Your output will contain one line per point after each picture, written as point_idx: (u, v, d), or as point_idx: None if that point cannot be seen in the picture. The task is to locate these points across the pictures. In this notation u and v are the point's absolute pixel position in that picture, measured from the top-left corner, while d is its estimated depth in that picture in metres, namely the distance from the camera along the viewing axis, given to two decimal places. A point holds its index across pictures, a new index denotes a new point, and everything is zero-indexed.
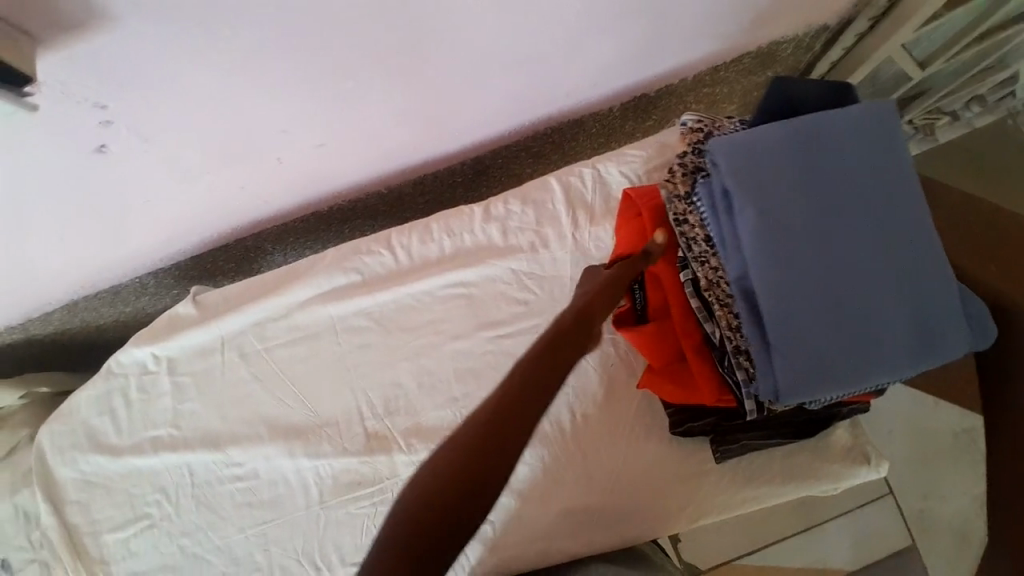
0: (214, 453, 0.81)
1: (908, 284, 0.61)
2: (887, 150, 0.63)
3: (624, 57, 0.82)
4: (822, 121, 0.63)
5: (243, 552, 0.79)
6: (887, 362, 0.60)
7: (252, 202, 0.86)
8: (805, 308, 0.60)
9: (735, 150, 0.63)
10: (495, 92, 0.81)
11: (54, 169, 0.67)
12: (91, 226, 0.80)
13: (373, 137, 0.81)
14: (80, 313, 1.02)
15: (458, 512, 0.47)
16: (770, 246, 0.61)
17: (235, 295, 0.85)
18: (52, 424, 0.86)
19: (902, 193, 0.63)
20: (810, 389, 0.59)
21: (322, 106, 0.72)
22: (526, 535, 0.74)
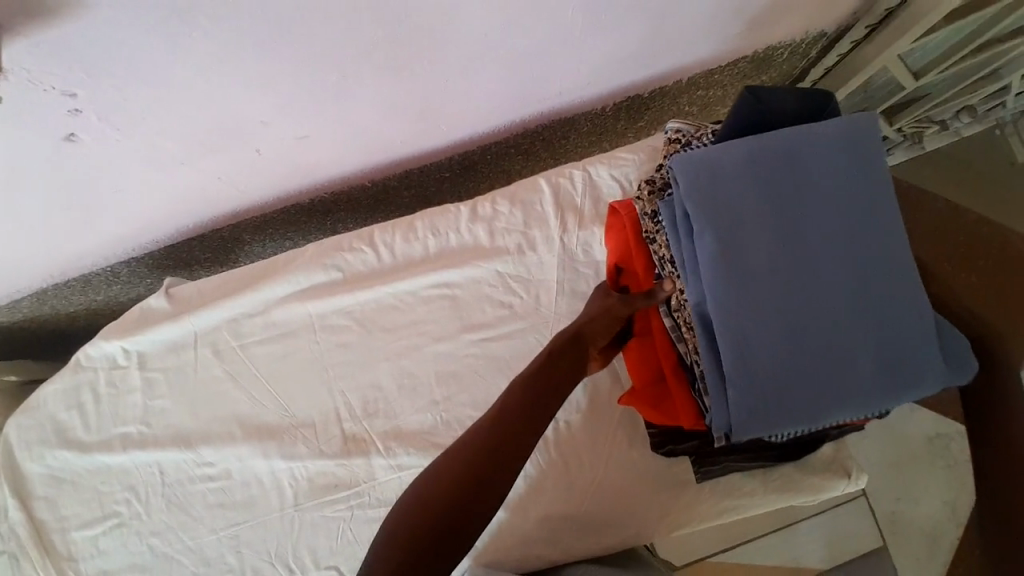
0: (186, 453, 0.79)
1: (875, 314, 0.58)
2: (860, 168, 0.59)
3: (621, 55, 0.80)
4: (790, 138, 0.60)
5: (214, 553, 0.77)
6: (850, 398, 0.57)
7: (231, 193, 0.84)
8: (762, 340, 0.58)
9: (695, 169, 0.60)
10: (489, 88, 0.79)
11: (20, 159, 0.65)
12: (60, 216, 0.78)
13: (358, 130, 0.79)
14: (49, 301, 0.99)
15: (451, 517, 0.55)
16: (727, 272, 0.58)
17: (210, 289, 0.82)
18: (19, 417, 0.85)
19: (874, 214, 0.59)
20: (764, 423, 0.57)
21: (308, 95, 0.69)
22: (505, 542, 0.74)
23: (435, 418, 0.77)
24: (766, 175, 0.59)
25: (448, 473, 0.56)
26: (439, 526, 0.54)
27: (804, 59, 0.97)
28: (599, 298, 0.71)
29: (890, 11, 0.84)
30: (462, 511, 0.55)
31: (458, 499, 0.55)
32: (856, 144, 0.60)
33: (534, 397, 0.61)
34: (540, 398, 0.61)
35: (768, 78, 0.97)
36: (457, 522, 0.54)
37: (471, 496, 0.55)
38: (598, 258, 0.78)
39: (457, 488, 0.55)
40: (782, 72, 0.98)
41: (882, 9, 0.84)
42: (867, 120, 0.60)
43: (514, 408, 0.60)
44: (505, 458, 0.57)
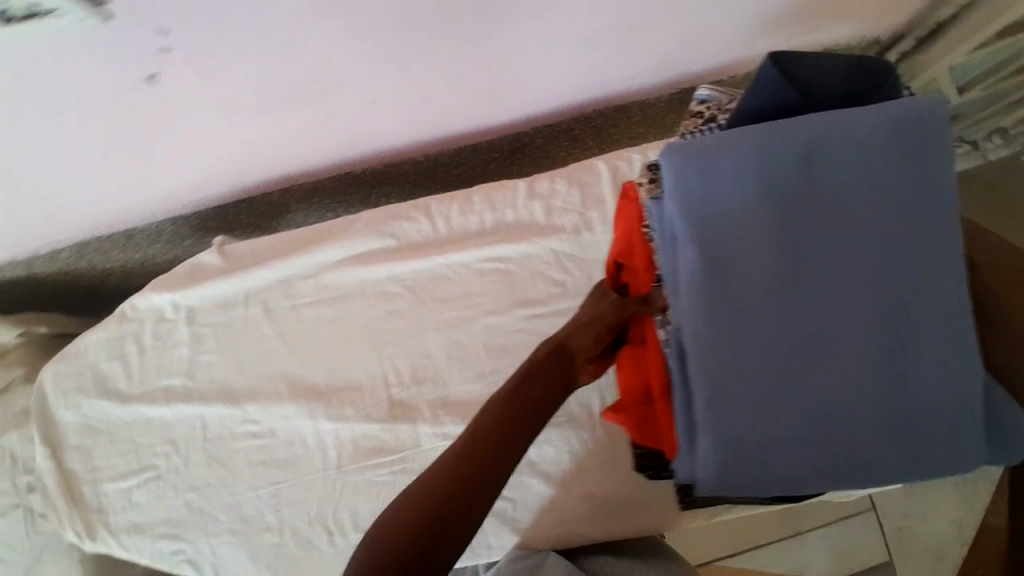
0: (231, 409, 0.79)
1: (881, 369, 0.50)
2: (897, 173, 0.50)
3: (688, 44, 0.82)
4: (813, 129, 0.50)
5: (253, 511, 0.78)
6: (834, 464, 0.51)
7: (291, 156, 0.84)
8: (742, 386, 0.51)
9: (687, 167, 0.51)
10: (558, 66, 0.80)
11: (97, 95, 0.65)
12: (120, 163, 0.77)
13: (424, 101, 0.79)
14: (88, 255, 0.99)
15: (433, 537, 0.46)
16: (710, 300, 0.51)
17: (263, 249, 0.82)
18: (57, 365, 0.84)
19: (905, 232, 0.50)
20: (731, 478, 0.51)
21: (390, 55, 0.69)
22: (550, 518, 0.75)
23: (483, 389, 0.77)
24: (769, 192, 0.51)
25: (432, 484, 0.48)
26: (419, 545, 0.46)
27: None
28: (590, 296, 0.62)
29: (940, 24, 0.86)
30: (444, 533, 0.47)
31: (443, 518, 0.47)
32: (889, 160, 0.50)
33: (518, 409, 0.52)
34: (526, 407, 0.53)
35: None
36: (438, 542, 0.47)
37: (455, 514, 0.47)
38: None
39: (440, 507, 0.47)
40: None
41: (933, 22, 0.86)
42: (911, 123, 0.50)
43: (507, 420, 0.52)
44: (484, 474, 0.49)
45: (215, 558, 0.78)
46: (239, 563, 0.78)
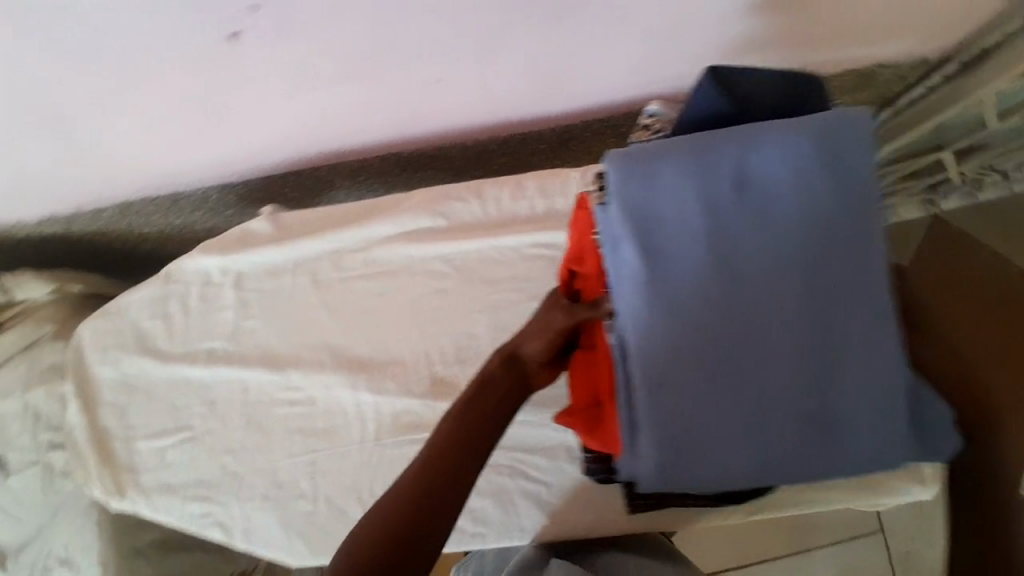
0: (273, 375, 0.81)
1: (808, 368, 0.54)
2: (827, 187, 0.53)
3: (747, 44, 0.82)
4: (749, 145, 0.53)
5: (287, 477, 0.79)
6: (763, 455, 0.55)
7: (348, 131, 0.85)
8: (681, 384, 0.54)
9: (628, 176, 0.54)
10: (619, 57, 0.80)
11: (180, 49, 0.67)
12: (182, 122, 0.79)
13: (485, 83, 0.80)
14: (130, 217, 0.99)
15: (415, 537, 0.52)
16: (653, 300, 0.54)
17: (315, 220, 0.83)
18: (97, 321, 0.84)
19: (828, 239, 0.53)
20: (672, 469, 0.55)
21: (464, 32, 0.70)
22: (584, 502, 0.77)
23: None
24: (708, 200, 0.54)
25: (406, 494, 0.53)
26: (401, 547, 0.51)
27: (888, 90, 0.99)
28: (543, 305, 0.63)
29: (986, 49, 0.85)
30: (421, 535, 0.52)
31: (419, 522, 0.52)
32: (816, 166, 0.53)
33: (472, 429, 0.57)
34: (482, 425, 0.57)
35: (860, 98, 0.99)
36: (418, 542, 0.52)
37: (428, 517, 0.53)
38: None
39: (414, 514, 0.52)
40: (878, 94, 0.99)
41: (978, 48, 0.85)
42: (831, 129, 0.53)
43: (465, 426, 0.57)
44: (445, 491, 0.53)
45: (245, 523, 0.79)
46: (270, 528, 0.78)
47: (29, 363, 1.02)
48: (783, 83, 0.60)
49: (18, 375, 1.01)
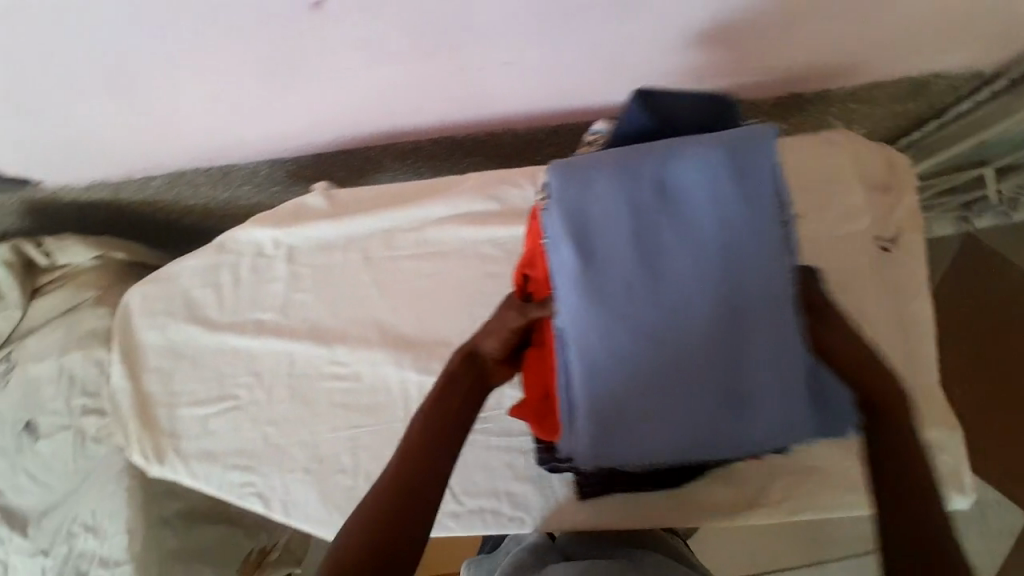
0: (321, 349, 0.81)
1: (730, 362, 0.57)
2: (741, 196, 0.54)
3: (811, 46, 0.82)
4: (666, 157, 0.55)
5: (329, 451, 0.80)
6: (689, 440, 0.58)
7: (406, 110, 0.86)
8: (613, 375, 0.57)
9: (568, 180, 0.56)
10: (684, 52, 0.81)
11: (258, 19, 0.68)
12: (250, 90, 0.80)
13: (551, 67, 0.80)
14: (178, 188, 1.00)
15: (399, 536, 0.55)
16: (591, 298, 0.56)
17: (369, 197, 0.83)
18: (146, 285, 0.85)
19: (749, 242, 0.55)
20: (606, 450, 0.59)
21: (537, 14, 0.71)
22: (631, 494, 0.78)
23: None
24: (642, 204, 0.55)
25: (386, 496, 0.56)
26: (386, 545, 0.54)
27: (935, 103, 0.97)
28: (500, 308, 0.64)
29: None
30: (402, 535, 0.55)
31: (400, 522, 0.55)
32: (738, 173, 0.55)
33: (439, 433, 0.59)
34: (450, 428, 0.60)
35: (910, 110, 0.98)
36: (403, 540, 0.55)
37: (408, 517, 0.56)
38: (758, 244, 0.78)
39: (395, 516, 0.55)
40: (927, 104, 0.97)
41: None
42: (753, 140, 0.55)
43: (435, 427, 0.59)
44: (420, 492, 0.57)
45: (285, 495, 0.79)
46: (310, 501, 0.79)
47: (68, 328, 1.03)
48: (705, 106, 0.64)
49: (58, 339, 1.03)
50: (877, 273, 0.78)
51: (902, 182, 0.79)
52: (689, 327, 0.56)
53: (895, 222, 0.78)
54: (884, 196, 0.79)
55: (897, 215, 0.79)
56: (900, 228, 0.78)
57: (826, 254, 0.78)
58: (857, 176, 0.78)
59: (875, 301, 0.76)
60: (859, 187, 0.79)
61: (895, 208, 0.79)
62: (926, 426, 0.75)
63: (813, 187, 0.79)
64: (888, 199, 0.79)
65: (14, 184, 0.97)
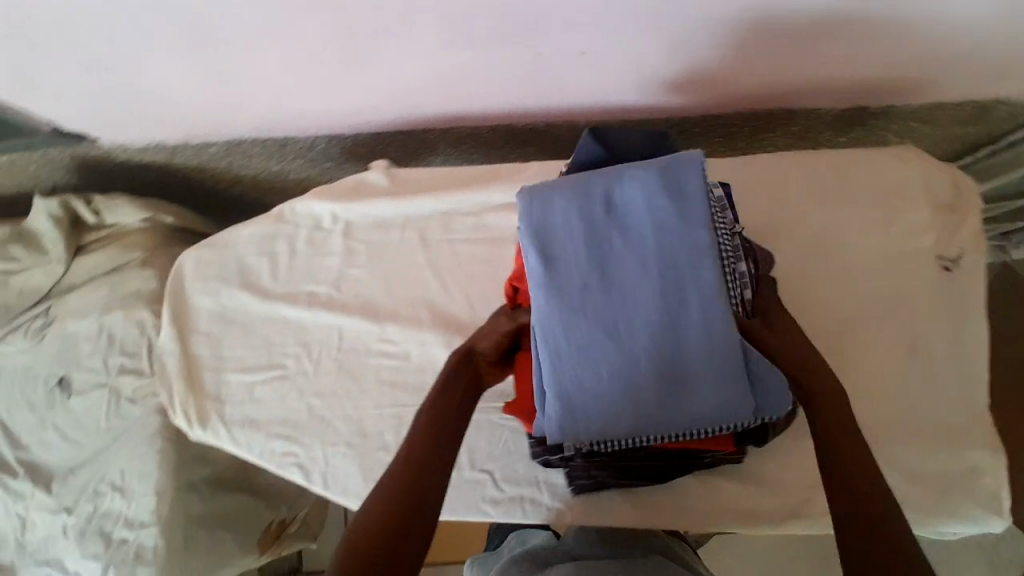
0: (371, 325, 0.82)
1: (686, 351, 0.58)
2: (677, 208, 0.58)
3: (887, 58, 0.81)
4: (612, 177, 0.60)
5: (373, 428, 0.80)
6: (652, 422, 0.59)
7: (472, 96, 0.86)
8: (575, 361, 0.59)
9: (529, 198, 0.61)
10: (760, 58, 0.80)
11: None
12: (321, 63, 0.79)
13: (626, 62, 0.80)
14: (232, 156, 1.01)
15: (411, 522, 0.58)
16: (554, 293, 0.59)
17: (430, 178, 0.84)
18: (203, 249, 0.86)
19: (688, 240, 0.58)
20: (577, 434, 0.60)
21: (625, 8, 0.70)
22: (672, 498, 0.77)
23: None
24: (596, 211, 0.59)
25: (396, 485, 0.59)
26: (399, 531, 0.57)
27: (993, 129, 0.95)
28: (491, 317, 0.71)
29: None
30: (413, 519, 0.58)
31: (411, 508, 0.58)
32: (678, 186, 0.59)
33: (441, 430, 0.63)
34: (452, 426, 0.63)
35: (968, 133, 0.96)
36: (416, 525, 0.58)
37: (418, 503, 0.59)
38: (823, 249, 0.80)
39: (405, 502, 0.58)
40: (986, 130, 0.95)
41: None
42: (687, 159, 0.59)
43: (440, 420, 0.63)
44: (426, 487, 0.60)
45: (326, 467, 0.79)
46: (350, 476, 0.79)
47: (112, 286, 1.04)
48: (653, 139, 0.68)
49: (101, 297, 1.03)
50: (936, 290, 0.78)
51: (969, 204, 0.80)
52: (643, 316, 0.58)
53: (958, 243, 0.79)
54: (950, 216, 0.80)
55: (961, 235, 0.80)
56: (962, 248, 0.79)
57: (891, 266, 0.79)
58: (923, 194, 0.81)
59: (929, 319, 0.78)
60: (924, 205, 0.80)
61: (959, 229, 0.80)
62: (971, 446, 0.75)
63: (880, 202, 0.81)
64: (952, 219, 0.80)
65: (71, 139, 0.97)
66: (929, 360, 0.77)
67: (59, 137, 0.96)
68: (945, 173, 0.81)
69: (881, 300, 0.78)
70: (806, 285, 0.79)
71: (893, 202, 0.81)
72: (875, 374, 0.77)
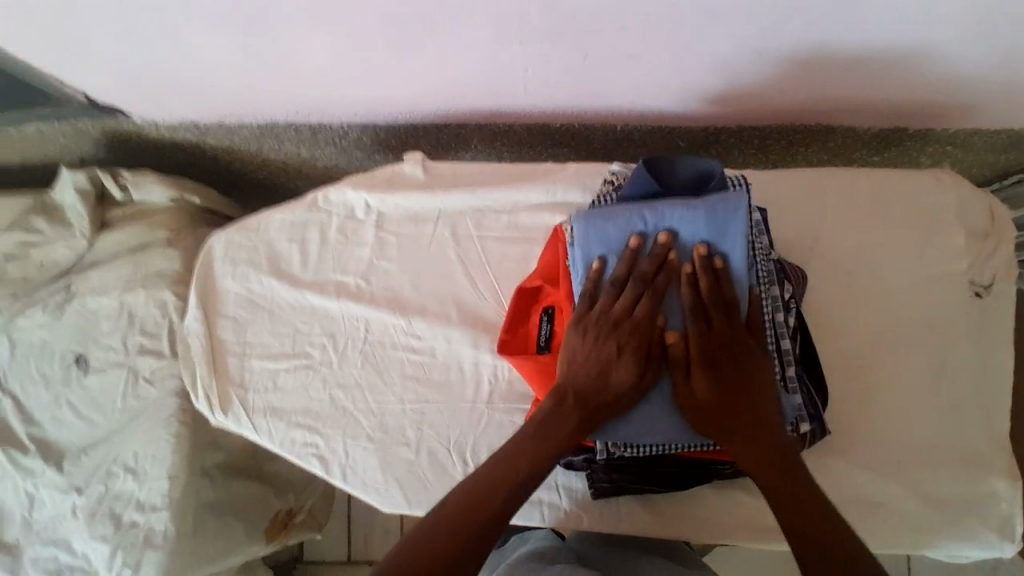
0: (398, 319, 0.81)
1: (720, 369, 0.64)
2: (719, 244, 0.64)
3: (947, 84, 0.75)
4: (656, 214, 0.65)
5: (394, 423, 0.79)
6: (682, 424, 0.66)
7: (512, 94, 0.84)
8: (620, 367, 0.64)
9: (587, 226, 0.67)
10: (816, 81, 0.76)
11: None
12: (366, 52, 0.76)
13: (679, 70, 0.75)
14: (264, 140, 1.01)
15: (479, 529, 0.62)
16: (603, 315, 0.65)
17: (464, 174, 0.83)
18: (232, 233, 0.85)
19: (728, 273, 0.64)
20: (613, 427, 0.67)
21: (681, 20, 0.66)
22: (698, 516, 0.74)
23: None
24: (646, 242, 0.66)
25: (465, 497, 0.64)
26: (468, 536, 0.62)
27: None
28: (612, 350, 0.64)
29: None
30: (481, 528, 0.62)
31: (480, 519, 0.63)
32: (719, 224, 0.64)
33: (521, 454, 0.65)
34: (532, 454, 0.65)
35: (1005, 159, 0.92)
36: (483, 532, 0.62)
37: (487, 516, 0.63)
38: (852, 263, 0.78)
39: (476, 514, 0.63)
40: (1020, 158, 0.91)
41: None
42: (738, 199, 0.64)
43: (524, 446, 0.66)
44: (495, 503, 0.64)
45: (345, 460, 0.79)
46: (370, 470, 0.78)
47: (134, 266, 1.03)
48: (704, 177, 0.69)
49: (124, 275, 1.03)
50: (966, 314, 0.76)
51: (1003, 232, 0.77)
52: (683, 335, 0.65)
53: (993, 268, 0.76)
54: (983, 241, 0.77)
55: (996, 261, 0.76)
56: (995, 274, 0.76)
57: (924, 290, 0.76)
58: (957, 217, 0.77)
59: (961, 345, 0.75)
60: (962, 230, 0.77)
61: (993, 255, 0.76)
62: (992, 471, 0.73)
63: (920, 223, 0.77)
64: (989, 245, 0.77)
65: (104, 113, 0.97)
66: (953, 385, 0.75)
67: (92, 109, 0.95)
68: (986, 196, 0.77)
69: (907, 322, 0.76)
70: (832, 309, 0.77)
71: (927, 223, 0.77)
72: (895, 396, 0.75)
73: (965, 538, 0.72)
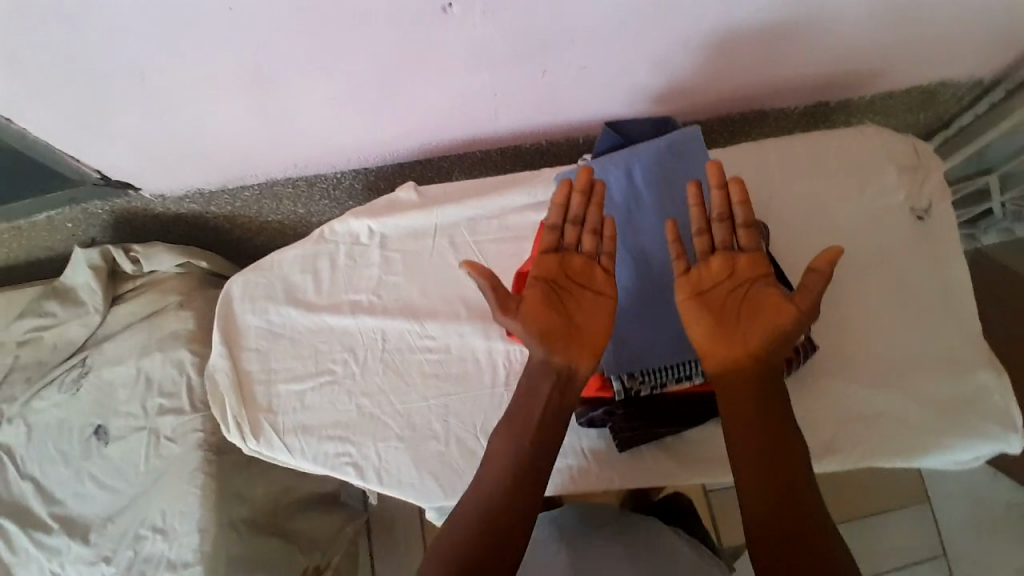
0: (413, 324, 0.88)
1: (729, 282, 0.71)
2: (681, 168, 0.80)
3: (847, 56, 0.90)
4: (625, 157, 0.82)
5: (421, 420, 0.84)
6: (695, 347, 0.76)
7: (487, 118, 0.96)
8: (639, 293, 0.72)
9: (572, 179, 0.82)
10: (738, 69, 0.90)
11: (389, 18, 0.74)
12: (358, 97, 0.88)
13: (626, 75, 0.89)
14: (264, 200, 1.11)
15: (518, 493, 0.67)
16: None
17: (453, 191, 0.93)
18: (249, 273, 0.92)
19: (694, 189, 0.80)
20: (635, 357, 0.76)
21: (620, 29, 0.80)
22: (718, 454, 0.80)
23: None
24: (625, 180, 0.81)
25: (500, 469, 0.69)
26: (508, 501, 0.67)
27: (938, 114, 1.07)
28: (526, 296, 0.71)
29: None
30: (521, 490, 0.68)
31: (515, 483, 0.68)
32: (674, 149, 0.81)
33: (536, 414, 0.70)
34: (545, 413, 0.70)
35: (921, 116, 1.07)
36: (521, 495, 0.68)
37: (525, 479, 0.68)
38: (804, 212, 0.89)
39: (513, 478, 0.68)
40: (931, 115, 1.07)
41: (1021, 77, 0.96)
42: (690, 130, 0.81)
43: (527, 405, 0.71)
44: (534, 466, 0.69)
45: (379, 463, 0.83)
46: (405, 468, 0.82)
47: (149, 332, 1.08)
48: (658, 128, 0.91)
49: (139, 341, 1.08)
50: (916, 237, 0.87)
51: (930, 161, 0.91)
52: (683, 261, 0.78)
53: (926, 195, 0.89)
54: (915, 174, 0.90)
55: (927, 189, 0.89)
56: (931, 199, 0.89)
57: (874, 221, 0.88)
58: (887, 159, 0.90)
59: (919, 262, 0.86)
60: (892, 167, 0.90)
61: (925, 184, 0.90)
62: (976, 369, 0.81)
63: (856, 165, 0.91)
64: (917, 176, 0.90)
65: (115, 189, 1.05)
66: (923, 301, 0.85)
67: (105, 186, 1.04)
68: (902, 138, 0.91)
69: (869, 251, 0.87)
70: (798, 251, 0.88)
71: (864, 166, 0.90)
72: (875, 317, 0.84)
73: (968, 435, 0.79)
